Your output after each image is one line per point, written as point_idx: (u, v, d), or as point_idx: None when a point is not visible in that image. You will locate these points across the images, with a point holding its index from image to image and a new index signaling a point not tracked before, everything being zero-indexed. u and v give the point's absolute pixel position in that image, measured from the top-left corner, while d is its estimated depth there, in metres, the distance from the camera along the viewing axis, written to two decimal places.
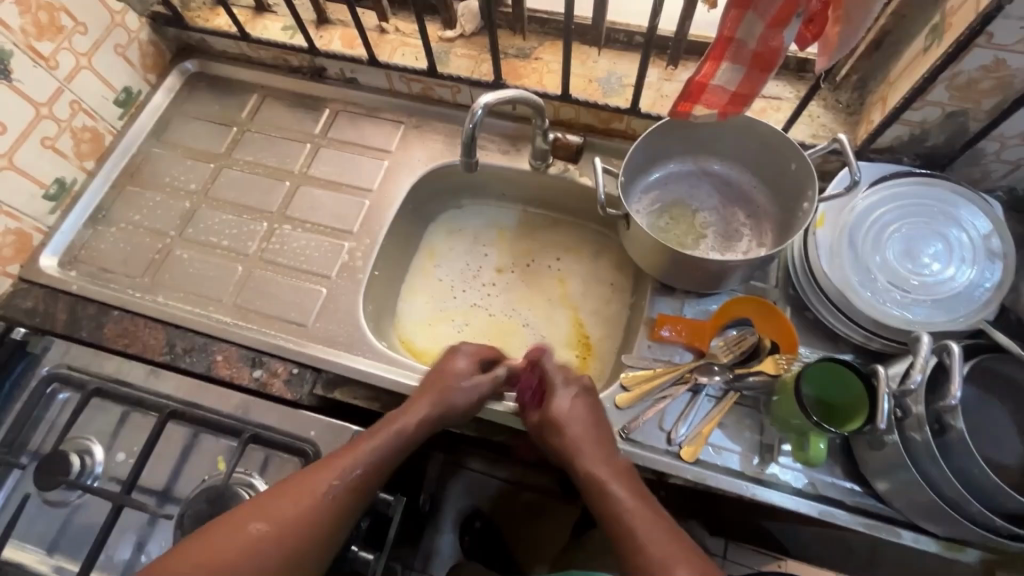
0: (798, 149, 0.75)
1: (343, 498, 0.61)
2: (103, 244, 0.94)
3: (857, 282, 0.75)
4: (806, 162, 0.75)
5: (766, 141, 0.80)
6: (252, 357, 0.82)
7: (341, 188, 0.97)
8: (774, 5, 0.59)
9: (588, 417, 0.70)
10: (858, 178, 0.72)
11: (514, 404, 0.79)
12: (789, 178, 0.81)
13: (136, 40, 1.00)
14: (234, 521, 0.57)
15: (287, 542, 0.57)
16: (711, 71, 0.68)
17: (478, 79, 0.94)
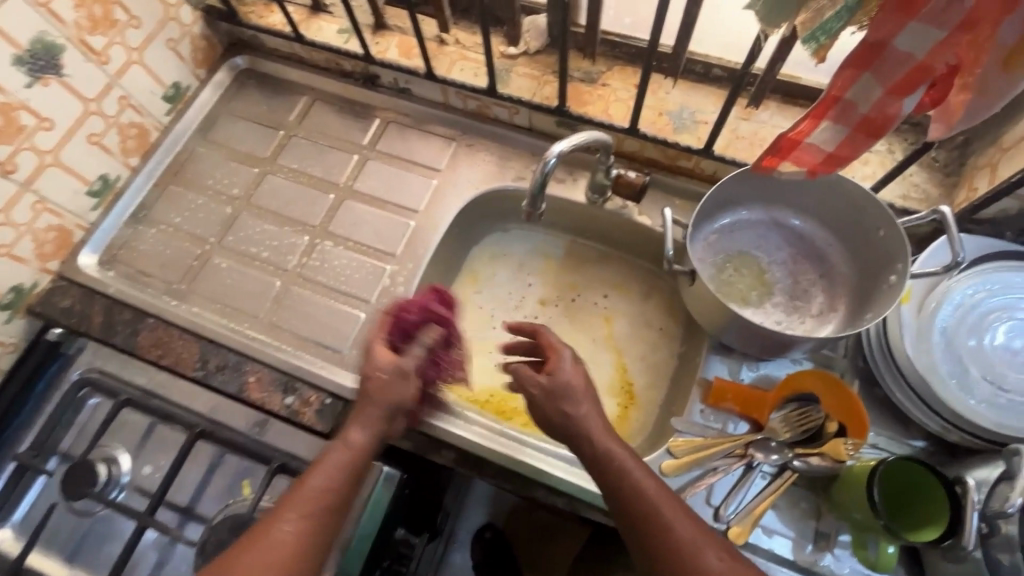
0: (891, 217, 0.68)
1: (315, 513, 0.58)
2: (143, 244, 0.92)
3: (945, 372, 0.68)
4: (899, 229, 0.69)
5: (854, 199, 0.73)
6: (284, 382, 0.80)
7: (386, 206, 0.93)
8: (897, 72, 0.52)
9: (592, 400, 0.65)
10: (959, 256, 0.65)
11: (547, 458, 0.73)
12: (875, 244, 0.74)
13: (188, 34, 0.96)
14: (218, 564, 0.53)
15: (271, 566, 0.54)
16: (809, 128, 0.61)
17: (539, 102, 0.89)
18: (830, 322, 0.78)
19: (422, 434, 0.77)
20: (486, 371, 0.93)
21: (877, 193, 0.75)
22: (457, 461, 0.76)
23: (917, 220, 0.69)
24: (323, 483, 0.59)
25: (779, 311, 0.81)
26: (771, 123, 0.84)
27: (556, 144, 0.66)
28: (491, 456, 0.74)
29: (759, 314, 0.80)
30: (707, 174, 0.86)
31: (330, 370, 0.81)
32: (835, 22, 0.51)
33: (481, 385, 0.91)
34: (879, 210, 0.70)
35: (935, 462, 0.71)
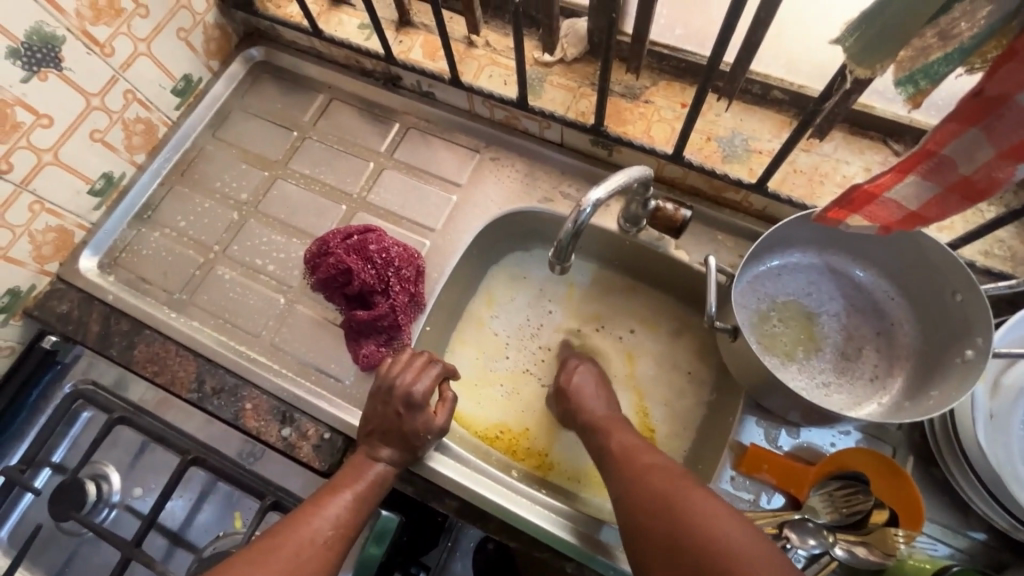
0: (975, 282, 0.59)
1: (334, 544, 0.59)
2: (146, 248, 0.87)
3: (1018, 463, 0.59)
4: (981, 296, 0.59)
5: (930, 255, 0.64)
6: (282, 412, 0.75)
7: (400, 223, 0.86)
8: (1016, 134, 0.42)
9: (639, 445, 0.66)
10: None
11: (562, 521, 0.68)
12: (949, 308, 0.65)
13: (201, 23, 0.90)
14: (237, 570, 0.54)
15: None
16: (890, 182, 0.52)
17: (573, 118, 0.80)
18: (884, 388, 0.69)
19: (425, 479, 0.71)
20: (496, 405, 0.86)
21: (957, 248, 0.65)
22: (460, 511, 0.70)
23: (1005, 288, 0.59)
24: (349, 496, 0.62)
25: (827, 370, 0.72)
26: (834, 156, 0.74)
27: (595, 189, 0.59)
28: (496, 511, 0.69)
29: (803, 372, 0.71)
30: (756, 209, 0.77)
31: (331, 402, 0.75)
32: (941, 64, 0.43)
33: (491, 420, 0.85)
34: (960, 273, 0.61)
35: (996, 559, 0.63)
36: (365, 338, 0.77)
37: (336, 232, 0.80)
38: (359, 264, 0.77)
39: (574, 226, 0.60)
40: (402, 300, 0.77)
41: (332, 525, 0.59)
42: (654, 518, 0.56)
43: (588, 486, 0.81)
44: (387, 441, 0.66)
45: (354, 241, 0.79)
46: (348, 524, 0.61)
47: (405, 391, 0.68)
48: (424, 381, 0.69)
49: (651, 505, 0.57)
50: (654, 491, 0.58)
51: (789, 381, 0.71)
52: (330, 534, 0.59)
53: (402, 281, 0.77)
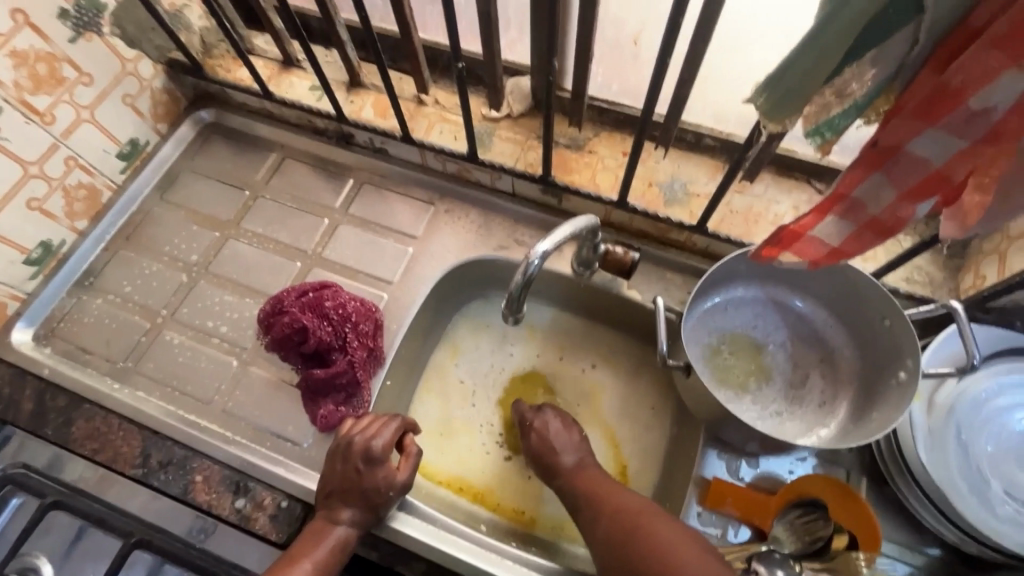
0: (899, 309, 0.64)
1: None
2: (87, 317, 0.84)
3: (960, 480, 0.62)
4: (907, 323, 0.64)
5: (858, 286, 0.69)
6: (236, 482, 0.70)
7: (357, 277, 0.86)
8: (910, 177, 0.47)
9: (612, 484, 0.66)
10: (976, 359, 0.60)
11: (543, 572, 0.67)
12: (880, 333, 0.69)
13: (148, 88, 0.90)
14: None
15: None
16: (812, 222, 0.57)
17: (522, 170, 0.84)
18: (831, 415, 0.73)
19: (391, 543, 0.68)
20: (461, 456, 0.85)
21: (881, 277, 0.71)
22: (428, 574, 0.68)
23: (926, 313, 0.64)
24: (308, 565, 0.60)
25: (778, 399, 0.75)
26: (766, 197, 0.79)
27: (540, 241, 0.61)
28: (463, 569, 0.67)
29: (756, 403, 0.74)
30: (700, 248, 0.82)
31: (290, 467, 0.72)
32: (842, 119, 0.48)
33: (456, 470, 0.84)
34: (885, 300, 0.65)
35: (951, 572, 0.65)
36: (323, 398, 0.75)
37: (290, 290, 0.79)
38: (314, 322, 0.75)
39: (523, 275, 0.62)
40: (360, 355, 0.76)
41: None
42: (618, 536, 0.60)
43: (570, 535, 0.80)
44: (345, 500, 0.64)
45: (309, 298, 0.78)
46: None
47: (364, 446, 0.66)
48: (383, 436, 0.67)
49: (617, 526, 0.60)
50: (620, 511, 0.62)
51: (744, 412, 0.73)
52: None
53: (360, 336, 0.77)
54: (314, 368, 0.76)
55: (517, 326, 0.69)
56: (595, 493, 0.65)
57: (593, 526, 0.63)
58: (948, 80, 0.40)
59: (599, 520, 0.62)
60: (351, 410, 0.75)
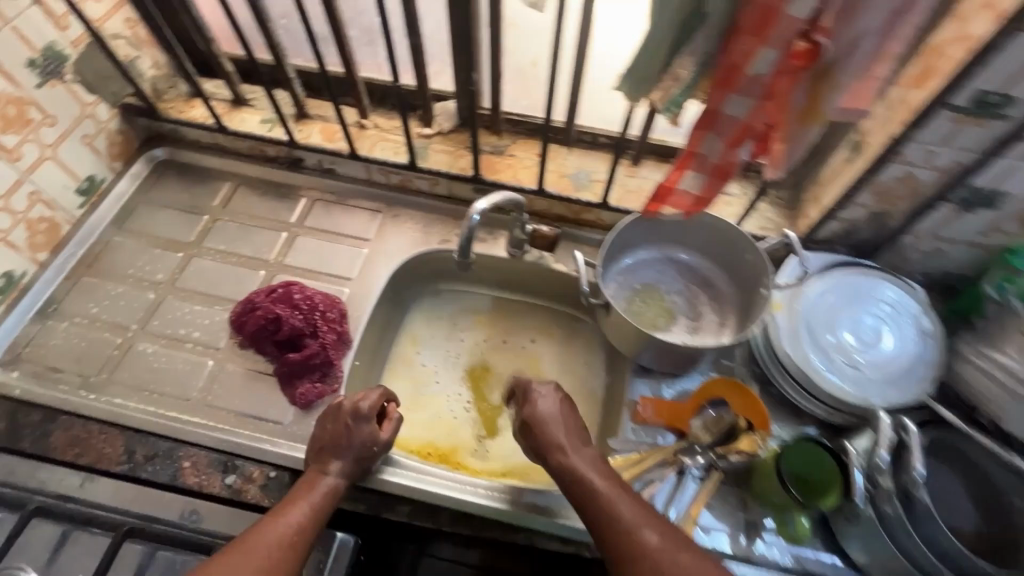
0: (752, 244, 0.84)
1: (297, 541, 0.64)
2: (54, 340, 0.87)
3: (816, 362, 0.80)
4: (761, 255, 0.84)
5: (723, 233, 0.90)
6: (224, 462, 0.77)
7: (319, 277, 0.96)
8: (730, 130, 0.67)
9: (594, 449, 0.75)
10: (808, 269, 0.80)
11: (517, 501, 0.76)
12: (745, 267, 0.90)
13: (105, 129, 0.98)
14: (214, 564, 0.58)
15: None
16: (678, 177, 0.76)
17: (456, 173, 1.00)
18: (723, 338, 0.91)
19: (376, 493, 0.77)
20: (429, 425, 0.96)
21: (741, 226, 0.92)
22: (412, 515, 0.77)
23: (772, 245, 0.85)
24: (301, 513, 0.66)
25: (682, 332, 0.93)
26: (652, 177, 1.00)
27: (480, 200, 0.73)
28: (448, 502, 0.76)
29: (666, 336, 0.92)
30: (607, 224, 1.00)
31: (274, 443, 0.79)
32: (680, 95, 0.67)
33: (424, 438, 0.94)
34: (742, 240, 0.86)
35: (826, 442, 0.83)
36: (299, 379, 0.84)
37: (259, 290, 0.88)
38: (286, 312, 0.85)
39: (469, 230, 0.75)
40: (330, 338, 0.86)
41: (285, 535, 0.63)
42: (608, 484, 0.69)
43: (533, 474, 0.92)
44: (336, 454, 0.73)
45: (278, 293, 0.87)
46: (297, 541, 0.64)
47: (352, 406, 0.75)
48: (370, 399, 0.76)
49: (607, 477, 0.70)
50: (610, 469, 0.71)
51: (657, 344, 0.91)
52: (278, 547, 0.62)
53: (329, 322, 0.87)
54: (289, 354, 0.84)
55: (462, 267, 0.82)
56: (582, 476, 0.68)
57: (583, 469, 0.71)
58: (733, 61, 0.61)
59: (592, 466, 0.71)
60: (327, 387, 0.84)
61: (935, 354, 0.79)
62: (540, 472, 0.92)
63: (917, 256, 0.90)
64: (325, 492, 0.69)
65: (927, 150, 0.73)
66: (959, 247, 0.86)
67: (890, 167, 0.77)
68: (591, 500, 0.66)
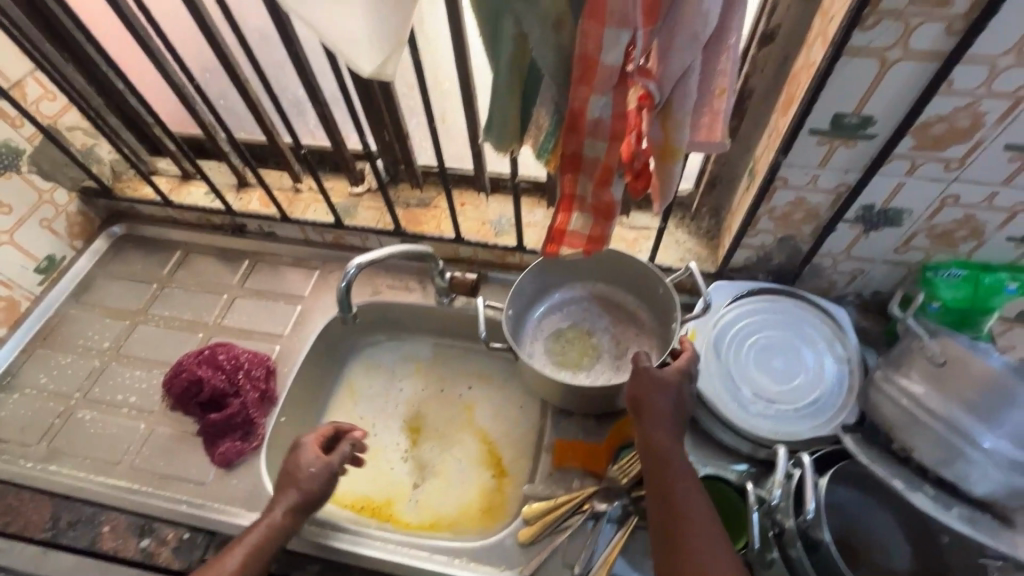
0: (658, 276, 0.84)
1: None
2: (4, 411, 0.93)
3: (727, 397, 0.75)
4: (668, 287, 0.84)
5: (631, 266, 0.91)
6: (141, 525, 0.79)
7: (253, 337, 1.00)
8: (595, 170, 0.68)
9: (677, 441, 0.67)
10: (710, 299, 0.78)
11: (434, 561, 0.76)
12: (660, 300, 0.89)
13: (64, 212, 1.07)
14: None
15: None
16: (565, 219, 0.78)
17: (382, 228, 1.04)
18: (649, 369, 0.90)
19: (286, 553, 0.78)
20: (364, 477, 0.97)
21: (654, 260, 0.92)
22: (322, 571, 0.78)
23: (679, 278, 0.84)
24: (251, 540, 0.69)
25: (606, 370, 0.92)
26: None
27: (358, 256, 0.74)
28: (355, 559, 0.77)
29: (593, 376, 0.91)
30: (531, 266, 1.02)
31: (191, 503, 0.81)
32: (547, 141, 0.69)
33: (358, 492, 0.95)
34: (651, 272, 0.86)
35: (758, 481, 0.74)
36: (221, 439, 0.86)
37: (189, 353, 0.92)
38: (209, 372, 0.89)
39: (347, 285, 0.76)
40: (252, 396, 0.89)
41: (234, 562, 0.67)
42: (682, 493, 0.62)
43: (466, 525, 0.91)
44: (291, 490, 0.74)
45: (204, 355, 0.91)
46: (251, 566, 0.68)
47: (297, 441, 0.77)
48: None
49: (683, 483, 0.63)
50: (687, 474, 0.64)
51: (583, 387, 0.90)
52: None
53: (252, 380, 0.90)
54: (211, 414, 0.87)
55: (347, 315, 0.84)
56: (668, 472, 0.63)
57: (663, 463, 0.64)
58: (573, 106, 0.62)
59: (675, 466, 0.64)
60: (248, 445, 0.86)
61: (851, 381, 0.76)
62: (470, 523, 0.91)
63: (842, 277, 0.87)
64: (277, 522, 0.71)
65: (807, 173, 0.72)
66: (879, 266, 0.83)
67: (778, 193, 0.76)
68: (665, 490, 0.62)
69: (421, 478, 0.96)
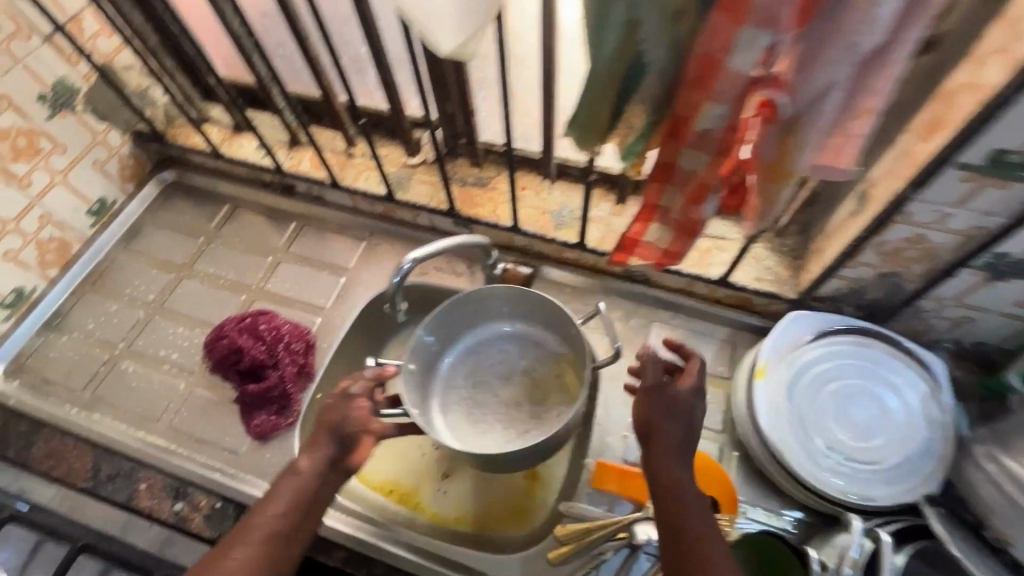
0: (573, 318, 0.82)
1: (296, 514, 0.61)
2: (53, 352, 0.94)
3: (795, 444, 0.69)
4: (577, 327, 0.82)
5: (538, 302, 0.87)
6: (175, 488, 0.79)
7: (294, 305, 0.98)
8: (688, 186, 0.60)
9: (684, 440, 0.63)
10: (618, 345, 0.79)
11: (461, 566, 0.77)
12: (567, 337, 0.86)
13: (116, 154, 1.05)
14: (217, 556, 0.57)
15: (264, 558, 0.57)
16: (642, 230, 0.70)
17: (435, 207, 0.98)
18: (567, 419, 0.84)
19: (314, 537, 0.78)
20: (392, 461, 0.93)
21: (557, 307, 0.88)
22: (347, 558, 0.77)
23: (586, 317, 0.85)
24: (281, 504, 0.60)
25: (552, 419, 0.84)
26: None
27: (413, 250, 0.68)
28: (379, 555, 0.77)
29: (502, 431, 0.85)
30: (590, 264, 0.94)
31: (225, 472, 0.81)
32: (637, 143, 0.61)
33: (386, 475, 0.92)
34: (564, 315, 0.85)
35: (809, 532, 0.74)
36: (257, 410, 0.85)
37: (231, 318, 0.90)
38: (250, 343, 0.86)
39: (399, 278, 0.70)
40: (291, 370, 0.86)
41: (261, 530, 0.58)
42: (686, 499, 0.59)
43: (492, 523, 0.88)
44: (317, 438, 0.65)
45: (246, 323, 0.89)
46: (280, 536, 0.59)
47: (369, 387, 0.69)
48: (359, 383, 0.70)
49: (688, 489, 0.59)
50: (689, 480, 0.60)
51: (487, 445, 0.84)
52: (256, 545, 0.57)
53: (292, 354, 0.88)
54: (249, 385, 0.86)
55: (397, 311, 0.78)
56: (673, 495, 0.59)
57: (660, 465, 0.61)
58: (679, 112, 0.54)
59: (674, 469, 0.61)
60: (283, 420, 0.85)
61: (942, 447, 0.68)
62: (496, 522, 0.88)
63: (942, 322, 0.76)
64: (314, 482, 0.62)
65: (938, 211, 0.61)
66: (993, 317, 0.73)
67: (894, 228, 0.66)
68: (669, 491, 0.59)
69: (451, 468, 0.93)
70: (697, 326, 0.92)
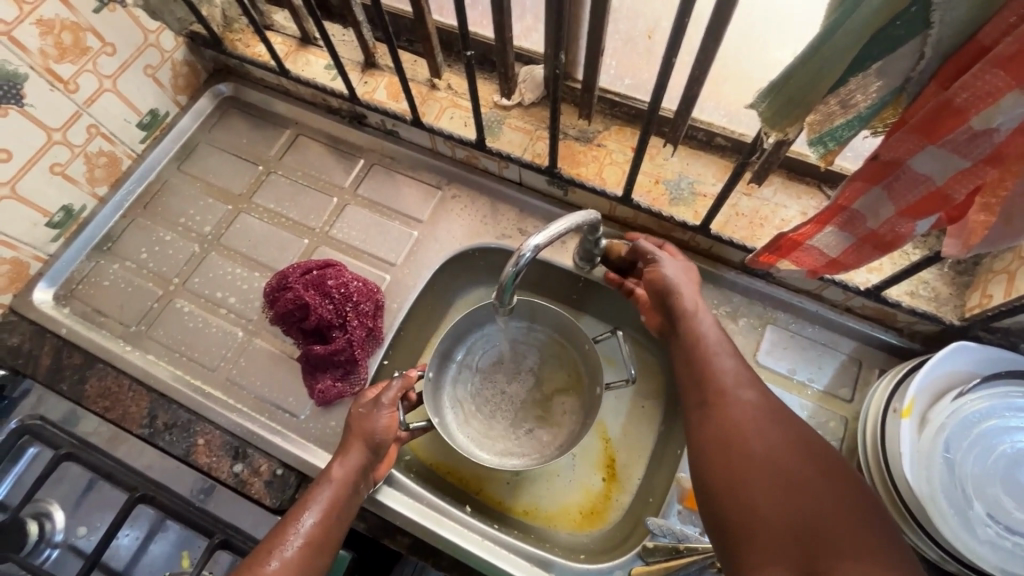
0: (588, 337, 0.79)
1: (338, 500, 0.63)
2: (105, 280, 0.87)
3: (945, 503, 0.60)
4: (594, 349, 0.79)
5: (558, 318, 0.83)
6: (235, 448, 0.74)
7: (361, 257, 0.88)
8: (911, 196, 0.48)
9: (766, 416, 0.56)
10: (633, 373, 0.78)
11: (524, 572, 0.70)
12: (574, 344, 0.84)
13: (169, 60, 0.92)
14: (274, 541, 0.59)
15: (322, 541, 0.61)
16: (812, 232, 0.59)
17: (529, 160, 0.84)
18: (571, 424, 0.82)
19: (379, 517, 0.73)
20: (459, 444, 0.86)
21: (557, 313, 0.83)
22: (412, 544, 0.73)
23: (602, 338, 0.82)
24: (315, 514, 0.61)
25: (557, 427, 0.83)
26: (774, 202, 0.78)
27: (534, 234, 0.61)
28: (442, 545, 0.72)
29: (511, 431, 0.83)
30: (703, 248, 0.81)
31: (286, 437, 0.76)
32: (845, 129, 0.46)
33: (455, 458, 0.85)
34: (578, 332, 0.81)
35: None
36: (321, 373, 0.78)
37: (295, 267, 0.81)
38: (316, 299, 0.78)
39: (515, 268, 0.62)
40: (359, 334, 0.78)
41: (300, 539, 0.59)
42: (767, 466, 0.51)
43: (560, 519, 0.81)
44: (352, 447, 0.67)
45: (313, 276, 0.80)
46: (318, 541, 0.60)
47: (373, 396, 0.71)
48: (389, 391, 0.71)
49: (766, 455, 0.52)
50: (764, 442, 0.53)
51: (501, 448, 0.82)
52: (296, 550, 0.58)
53: (360, 316, 0.79)
54: (313, 345, 0.79)
55: (510, 316, 0.70)
56: (753, 429, 0.55)
57: (716, 433, 0.57)
58: (952, 98, 0.39)
59: (732, 437, 0.55)
60: (348, 387, 0.78)
61: None
62: (565, 522, 0.81)
63: None
64: (345, 491, 0.64)
65: None
66: None
67: None
68: (740, 461, 0.53)
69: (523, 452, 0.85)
70: (819, 336, 0.79)
